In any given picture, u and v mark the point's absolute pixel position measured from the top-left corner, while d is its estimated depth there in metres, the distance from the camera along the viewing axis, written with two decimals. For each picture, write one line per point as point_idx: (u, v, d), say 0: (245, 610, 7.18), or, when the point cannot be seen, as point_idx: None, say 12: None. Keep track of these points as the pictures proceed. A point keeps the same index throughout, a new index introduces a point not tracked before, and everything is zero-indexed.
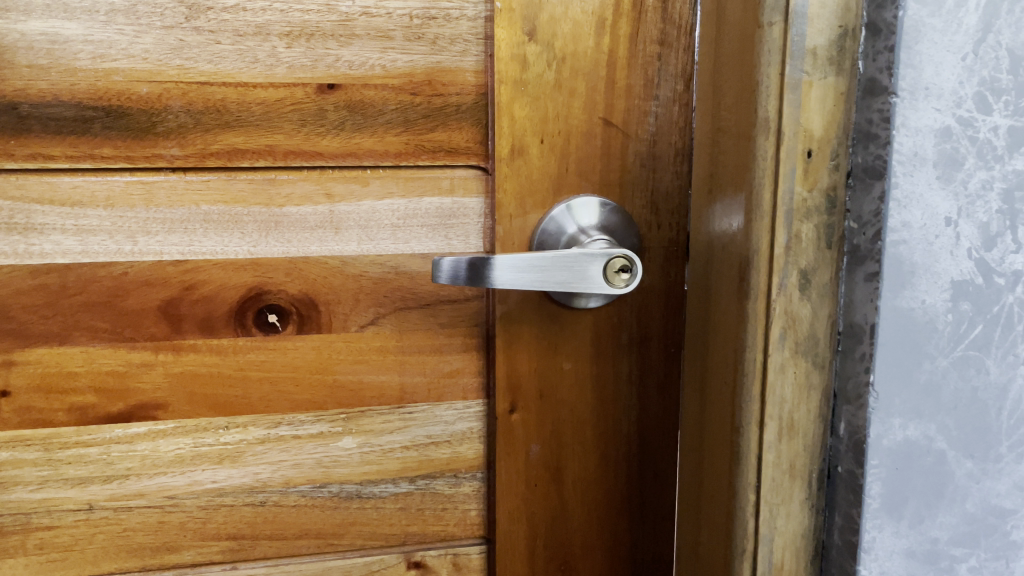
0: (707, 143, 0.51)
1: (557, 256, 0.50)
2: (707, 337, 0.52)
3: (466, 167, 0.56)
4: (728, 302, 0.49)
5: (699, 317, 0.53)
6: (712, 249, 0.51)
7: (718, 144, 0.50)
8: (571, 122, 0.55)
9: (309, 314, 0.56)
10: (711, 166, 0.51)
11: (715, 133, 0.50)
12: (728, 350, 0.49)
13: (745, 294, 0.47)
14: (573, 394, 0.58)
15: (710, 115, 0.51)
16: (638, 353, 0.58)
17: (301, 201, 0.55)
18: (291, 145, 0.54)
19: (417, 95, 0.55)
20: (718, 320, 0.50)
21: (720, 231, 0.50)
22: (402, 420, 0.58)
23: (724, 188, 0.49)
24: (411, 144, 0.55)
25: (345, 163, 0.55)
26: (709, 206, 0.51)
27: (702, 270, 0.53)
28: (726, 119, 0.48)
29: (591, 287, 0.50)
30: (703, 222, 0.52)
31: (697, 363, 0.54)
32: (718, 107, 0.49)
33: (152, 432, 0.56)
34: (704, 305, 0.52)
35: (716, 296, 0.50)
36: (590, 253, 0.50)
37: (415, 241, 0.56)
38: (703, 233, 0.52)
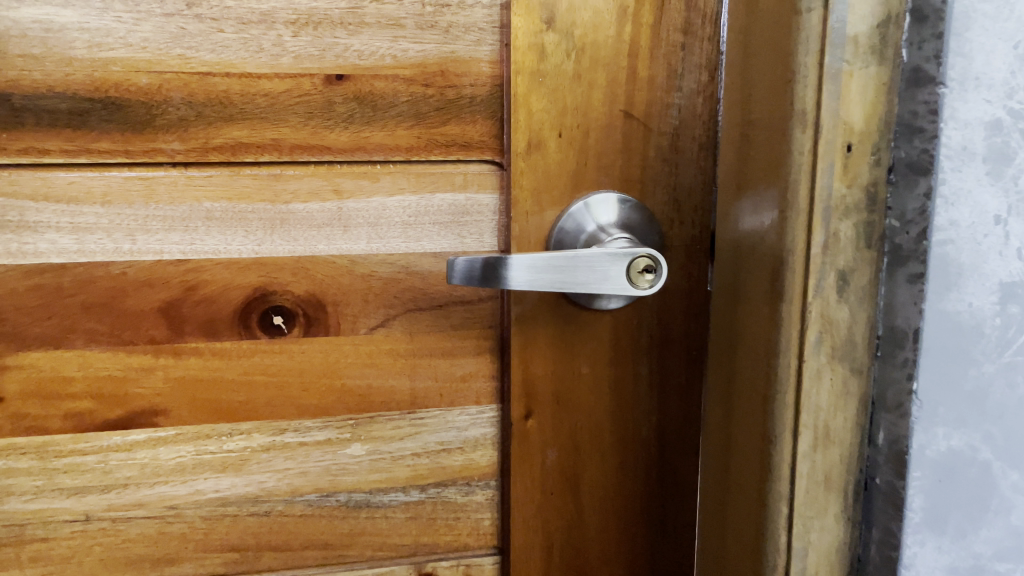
0: (735, 137, 0.49)
1: (577, 256, 0.48)
2: (736, 341, 0.49)
3: (481, 162, 0.54)
4: (758, 304, 0.46)
5: (725, 320, 0.51)
6: (740, 249, 0.48)
7: (747, 138, 0.47)
8: (590, 114, 0.52)
9: (316, 316, 0.54)
10: (740, 160, 0.48)
11: (744, 126, 0.47)
12: (758, 355, 0.46)
13: (777, 296, 0.44)
14: (591, 398, 0.56)
15: (739, 108, 0.48)
16: (660, 356, 0.56)
17: (307, 198, 0.52)
18: (297, 138, 0.51)
19: (429, 86, 0.52)
20: (747, 323, 0.47)
21: (749, 230, 0.47)
22: (413, 426, 0.56)
23: (754, 185, 0.46)
24: (422, 138, 0.53)
25: (354, 158, 0.52)
26: (737, 203, 0.48)
27: (729, 270, 0.50)
28: (757, 112, 0.46)
29: (610, 287, 0.48)
30: (732, 221, 0.49)
31: (723, 368, 0.51)
32: (748, 99, 0.47)
33: (152, 440, 0.53)
34: (731, 307, 0.50)
35: (744, 297, 0.48)
36: (611, 252, 0.48)
37: (426, 239, 0.54)
38: (730, 232, 0.50)
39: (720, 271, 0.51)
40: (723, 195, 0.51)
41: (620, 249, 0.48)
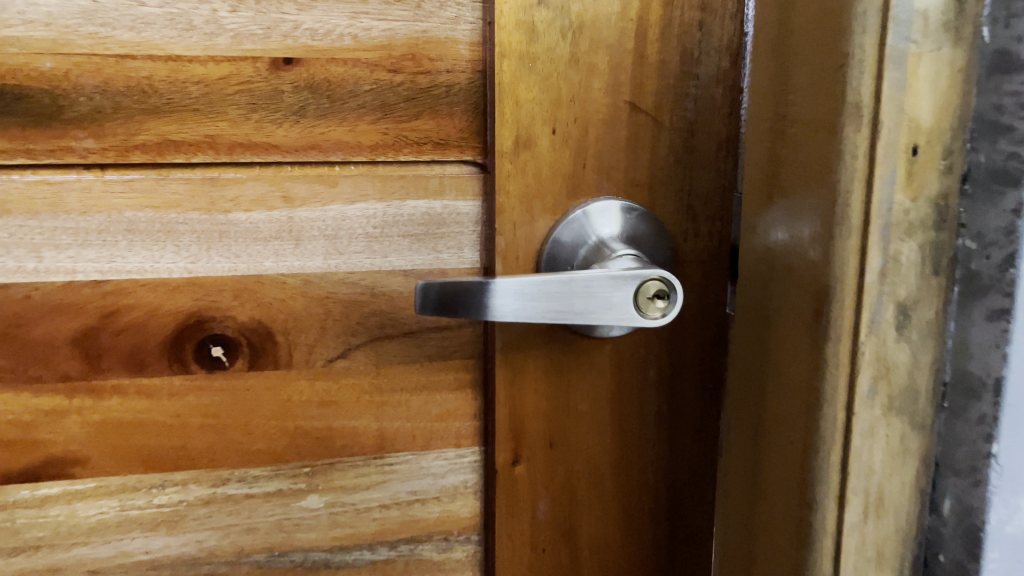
0: (765, 135, 0.40)
1: (574, 279, 0.40)
2: (764, 380, 0.41)
3: (459, 163, 0.45)
4: (795, 341, 0.38)
5: (750, 354, 0.42)
6: (771, 271, 0.40)
7: (781, 136, 0.38)
8: (589, 107, 0.44)
9: (263, 347, 0.45)
10: (771, 163, 0.40)
11: (776, 122, 0.39)
12: (794, 404, 0.38)
13: (821, 333, 0.36)
14: (590, 441, 0.47)
15: (771, 101, 0.39)
16: (670, 391, 0.48)
17: (251, 206, 0.43)
18: (237, 135, 0.43)
19: (396, 73, 0.43)
20: (778, 361, 0.39)
21: (782, 249, 0.39)
22: (380, 474, 0.48)
23: (791, 195, 0.38)
24: (389, 134, 0.44)
25: (307, 158, 0.44)
26: (767, 214, 0.40)
27: (755, 294, 0.41)
28: (794, 104, 0.37)
29: (613, 317, 0.40)
30: (760, 237, 0.41)
31: (748, 412, 0.43)
32: (783, 90, 0.38)
33: (68, 494, 0.45)
34: (758, 340, 0.41)
35: (775, 329, 0.39)
36: (615, 275, 0.39)
37: (395, 255, 0.45)
38: (758, 251, 0.41)
39: (744, 295, 0.43)
40: (748, 205, 0.42)
41: (625, 270, 0.40)
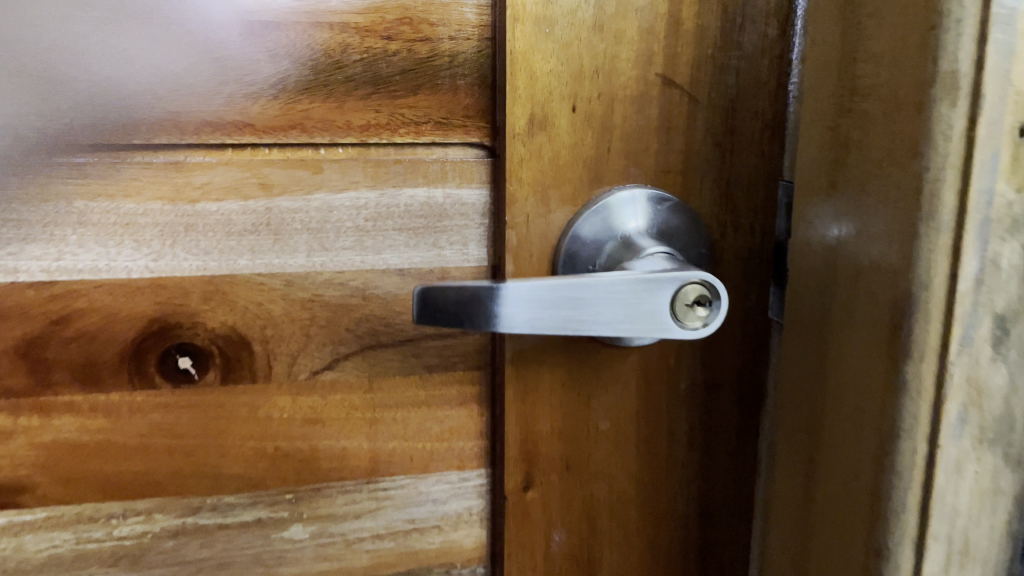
0: (825, 115, 0.34)
1: (600, 282, 0.34)
2: (821, 400, 0.35)
3: (463, 145, 0.39)
4: (863, 358, 0.32)
5: (804, 370, 0.36)
6: (831, 275, 0.34)
7: (847, 115, 0.32)
8: (616, 81, 0.38)
9: (238, 357, 0.39)
10: (833, 145, 0.33)
11: (840, 99, 0.33)
12: (861, 433, 0.32)
13: (898, 352, 0.30)
14: (613, 463, 0.42)
15: (834, 73, 0.33)
16: (703, 407, 0.42)
17: (222, 195, 0.37)
18: (205, 112, 0.37)
19: (391, 40, 0.37)
20: (840, 381, 0.33)
21: (847, 249, 0.33)
22: (373, 501, 0.42)
23: (860, 185, 0.32)
24: (383, 113, 0.38)
25: (288, 139, 0.38)
26: (826, 206, 0.34)
27: (812, 300, 0.35)
28: (865, 77, 0.31)
29: (645, 328, 0.34)
30: (817, 235, 0.35)
31: (797, 436, 0.37)
32: (850, 58, 0.32)
33: (15, 526, 0.39)
34: (813, 354, 0.35)
35: (836, 343, 0.33)
36: (650, 278, 0.33)
37: (389, 251, 0.39)
38: (814, 250, 0.35)
39: (795, 301, 0.37)
40: (801, 196, 0.36)
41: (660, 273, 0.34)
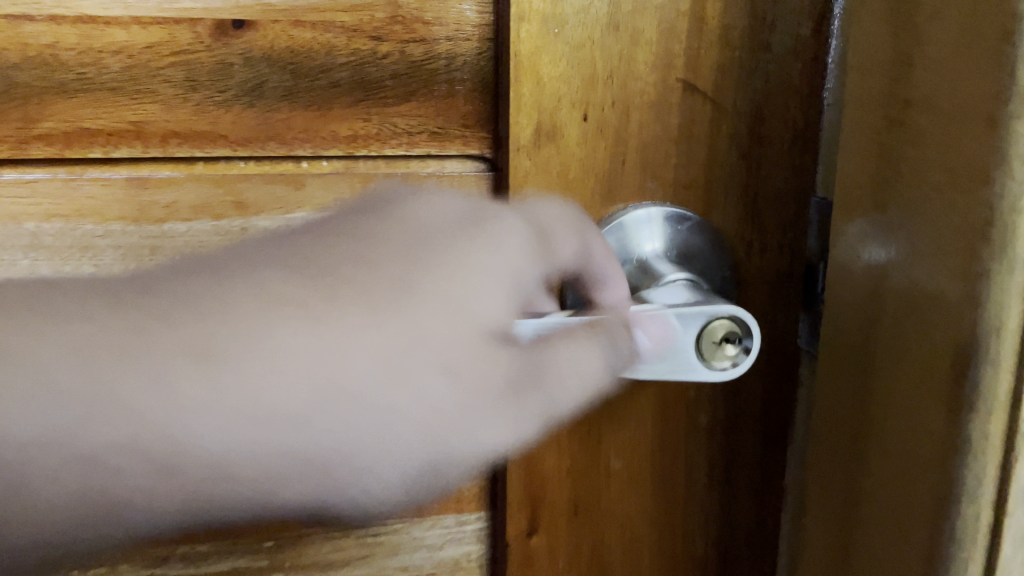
0: (871, 125, 0.30)
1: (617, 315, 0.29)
2: (862, 448, 0.31)
3: (462, 158, 0.35)
4: (913, 406, 0.28)
5: (843, 411, 0.32)
6: (876, 308, 0.30)
7: (898, 127, 0.28)
8: (632, 86, 0.34)
9: None
10: (881, 163, 0.29)
11: (888, 109, 0.29)
12: (911, 490, 0.28)
13: (959, 403, 0.26)
14: (626, 507, 0.38)
15: (882, 79, 0.29)
16: (725, 445, 0.38)
17: (192, 214, 0.33)
18: (172, 122, 0.33)
19: (382, 40, 0.33)
20: (886, 428, 0.29)
21: (895, 281, 0.29)
22: (362, 547, 0.38)
23: (912, 208, 0.28)
24: (372, 121, 0.34)
25: (265, 152, 0.34)
26: (871, 230, 0.30)
27: (853, 334, 0.31)
28: (919, 84, 0.27)
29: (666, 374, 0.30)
30: (858, 260, 0.31)
31: (834, 483, 0.33)
32: (901, 64, 0.28)
33: None
34: (855, 394, 0.31)
35: (883, 386, 0.29)
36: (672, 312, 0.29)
37: None
38: (854, 277, 0.31)
39: (833, 333, 0.33)
40: (839, 215, 0.32)
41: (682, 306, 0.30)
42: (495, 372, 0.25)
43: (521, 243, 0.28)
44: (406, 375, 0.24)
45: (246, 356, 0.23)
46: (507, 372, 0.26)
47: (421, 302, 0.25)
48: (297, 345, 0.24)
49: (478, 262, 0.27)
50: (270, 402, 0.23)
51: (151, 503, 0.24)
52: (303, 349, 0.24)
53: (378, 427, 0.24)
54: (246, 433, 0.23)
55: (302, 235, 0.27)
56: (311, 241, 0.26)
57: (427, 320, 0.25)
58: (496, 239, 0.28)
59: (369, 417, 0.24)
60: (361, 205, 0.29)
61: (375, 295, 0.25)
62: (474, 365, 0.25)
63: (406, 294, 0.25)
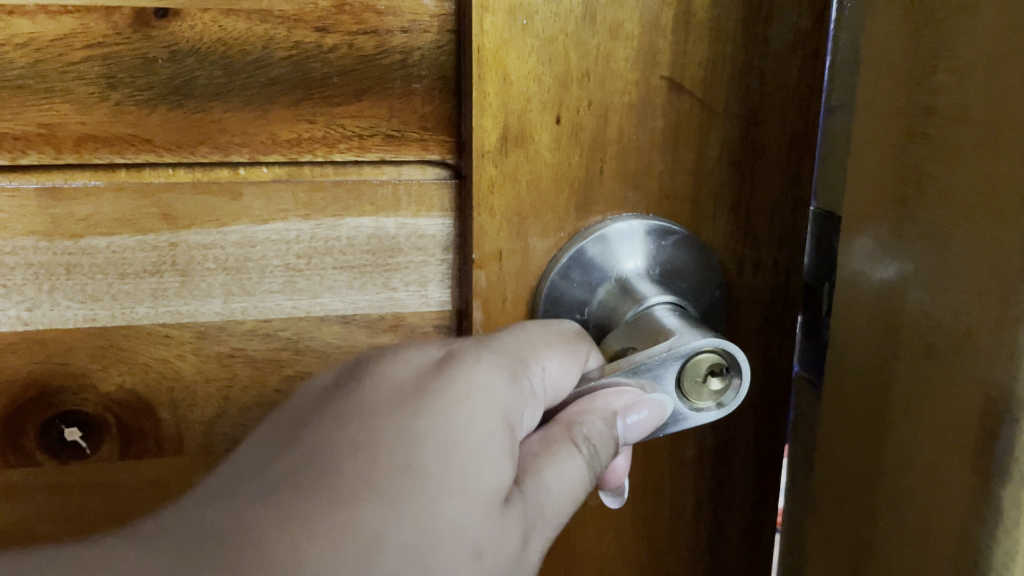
0: (891, 134, 0.25)
1: (582, 388, 0.27)
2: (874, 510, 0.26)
3: (422, 163, 0.32)
4: (927, 470, 0.23)
5: (851, 461, 0.27)
6: (888, 347, 0.25)
7: (922, 141, 0.23)
8: (611, 85, 0.30)
9: (139, 427, 0.32)
10: (904, 177, 0.24)
11: (911, 117, 0.24)
12: (925, 572, 0.23)
13: (988, 481, 0.20)
14: (603, 547, 0.35)
15: (903, 76, 0.24)
16: (712, 480, 0.35)
17: (113, 227, 0.30)
18: (88, 124, 0.29)
19: (327, 32, 0.29)
20: (899, 492, 0.24)
21: (911, 320, 0.24)
22: None
23: (933, 236, 0.23)
24: (317, 123, 0.30)
25: (197, 158, 0.30)
26: (889, 257, 0.25)
27: (865, 375, 0.26)
28: (947, 90, 0.22)
29: (638, 440, 0.27)
30: (873, 288, 0.26)
31: (841, 544, 0.28)
32: (926, 59, 0.23)
33: None
34: (863, 442, 0.27)
35: (896, 440, 0.25)
36: (638, 369, 0.26)
37: (328, 293, 0.32)
38: (869, 306, 0.26)
39: (845, 368, 0.28)
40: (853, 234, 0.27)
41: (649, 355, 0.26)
42: (509, 543, 0.23)
43: (496, 387, 0.24)
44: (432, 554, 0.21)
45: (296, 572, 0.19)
46: (522, 537, 0.23)
47: (432, 480, 0.22)
48: (319, 547, 0.20)
49: (473, 408, 0.23)
50: None
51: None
52: (341, 553, 0.20)
53: None
54: None
55: (366, 393, 0.24)
56: (334, 414, 0.23)
57: (441, 501, 0.21)
58: (465, 393, 0.24)
59: None
60: (333, 385, 0.25)
61: (385, 482, 0.21)
62: (490, 536, 0.22)
63: (410, 471, 0.21)
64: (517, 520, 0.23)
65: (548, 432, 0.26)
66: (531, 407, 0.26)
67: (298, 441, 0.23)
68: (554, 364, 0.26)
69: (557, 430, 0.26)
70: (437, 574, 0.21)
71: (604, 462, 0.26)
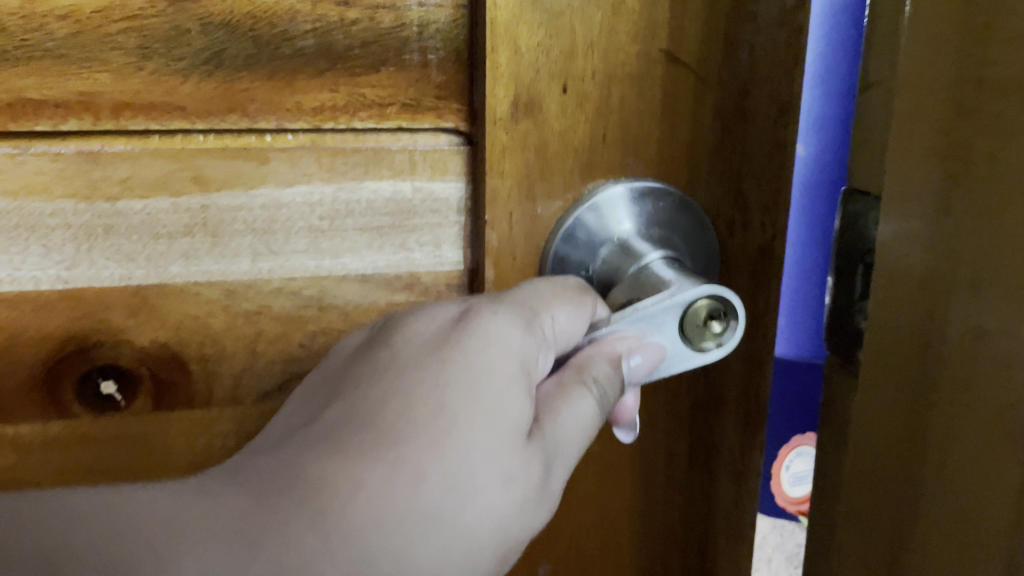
0: (933, 103, 0.23)
1: (593, 336, 0.29)
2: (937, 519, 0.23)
3: (436, 130, 0.34)
4: (983, 456, 0.21)
5: (889, 457, 0.25)
6: (944, 330, 0.22)
7: (969, 114, 0.21)
8: (613, 57, 0.32)
9: (171, 380, 0.34)
10: (953, 152, 0.22)
11: (959, 82, 0.22)
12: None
13: None
14: (603, 490, 0.37)
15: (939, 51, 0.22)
16: (705, 426, 0.37)
17: (148, 190, 0.31)
18: (124, 92, 0.30)
19: (349, 7, 0.31)
20: (944, 482, 0.22)
21: (966, 300, 0.21)
22: None
23: (997, 204, 0.20)
24: (340, 92, 0.32)
25: (226, 125, 0.32)
26: (932, 239, 0.23)
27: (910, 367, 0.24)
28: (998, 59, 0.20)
29: (642, 378, 0.29)
30: (920, 265, 0.23)
31: (869, 540, 0.26)
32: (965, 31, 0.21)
33: None
34: (904, 432, 0.24)
35: (942, 425, 0.22)
36: (642, 317, 0.28)
37: (349, 253, 0.34)
38: (906, 286, 0.24)
39: (880, 355, 0.25)
40: (895, 209, 0.24)
41: (651, 305, 0.29)
42: (533, 473, 0.23)
43: (516, 326, 0.25)
44: (461, 485, 0.21)
45: (326, 501, 0.20)
46: (545, 469, 0.23)
47: (457, 417, 0.22)
48: (353, 485, 0.20)
49: (492, 351, 0.24)
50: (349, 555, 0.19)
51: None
52: (382, 488, 0.20)
53: (455, 539, 0.21)
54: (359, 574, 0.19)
55: (384, 347, 0.25)
56: (355, 372, 0.24)
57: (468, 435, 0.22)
58: (483, 334, 0.24)
59: (442, 534, 0.21)
60: (355, 351, 0.26)
61: (414, 423, 0.22)
62: (514, 465, 0.22)
63: (438, 410, 0.22)
64: (539, 453, 0.23)
65: (561, 376, 0.27)
66: (543, 355, 0.27)
67: (324, 402, 0.23)
68: (562, 315, 0.27)
69: (568, 373, 0.27)
70: (470, 505, 0.21)
71: (613, 399, 0.28)
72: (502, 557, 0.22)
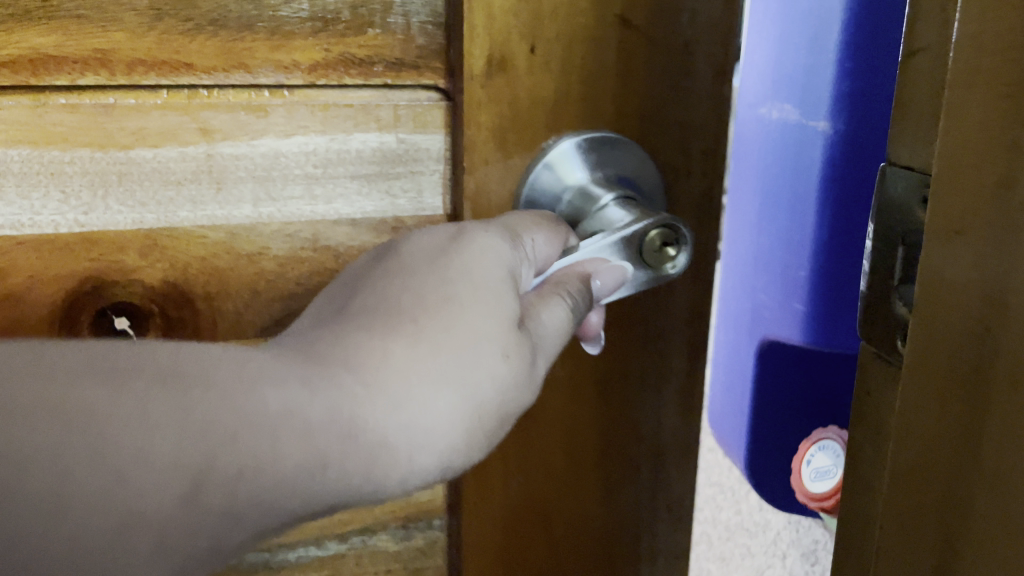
0: (989, 75, 0.21)
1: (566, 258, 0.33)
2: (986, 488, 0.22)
3: (418, 87, 0.37)
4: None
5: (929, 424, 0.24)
6: (997, 322, 0.21)
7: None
8: (574, 21, 0.37)
9: (180, 314, 0.37)
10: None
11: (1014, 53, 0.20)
12: None
13: None
14: (568, 408, 0.42)
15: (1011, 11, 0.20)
16: (658, 352, 0.42)
17: (159, 141, 0.34)
18: (138, 50, 0.33)
19: None
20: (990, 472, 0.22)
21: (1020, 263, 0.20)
22: None
23: None
24: (332, 51, 0.36)
25: (230, 81, 0.35)
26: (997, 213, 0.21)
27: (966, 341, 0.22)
28: None
29: (606, 295, 0.34)
30: (975, 244, 0.22)
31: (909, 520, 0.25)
32: None
33: None
34: (949, 411, 0.23)
35: (994, 410, 0.21)
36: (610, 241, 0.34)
37: (341, 199, 0.37)
38: (959, 275, 0.22)
39: (918, 335, 0.24)
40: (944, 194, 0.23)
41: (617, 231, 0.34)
42: (523, 352, 0.28)
43: (504, 241, 0.30)
44: (470, 354, 0.26)
45: (365, 360, 0.24)
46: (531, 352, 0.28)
47: (464, 303, 0.27)
48: (384, 350, 0.24)
49: (487, 257, 0.29)
50: (382, 401, 0.24)
51: (266, 478, 0.21)
52: (407, 351, 0.25)
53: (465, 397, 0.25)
54: (392, 416, 0.24)
55: (397, 251, 0.29)
56: (374, 273, 0.28)
57: (473, 316, 0.26)
58: (479, 244, 0.29)
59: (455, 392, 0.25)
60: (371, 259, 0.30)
61: (429, 305, 0.26)
62: (510, 343, 0.27)
63: (448, 297, 0.27)
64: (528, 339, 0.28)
65: (541, 288, 0.31)
66: (527, 270, 0.31)
67: (350, 295, 0.28)
68: (541, 239, 0.32)
69: (547, 287, 0.32)
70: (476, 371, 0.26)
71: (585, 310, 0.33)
72: (500, 420, 0.27)
